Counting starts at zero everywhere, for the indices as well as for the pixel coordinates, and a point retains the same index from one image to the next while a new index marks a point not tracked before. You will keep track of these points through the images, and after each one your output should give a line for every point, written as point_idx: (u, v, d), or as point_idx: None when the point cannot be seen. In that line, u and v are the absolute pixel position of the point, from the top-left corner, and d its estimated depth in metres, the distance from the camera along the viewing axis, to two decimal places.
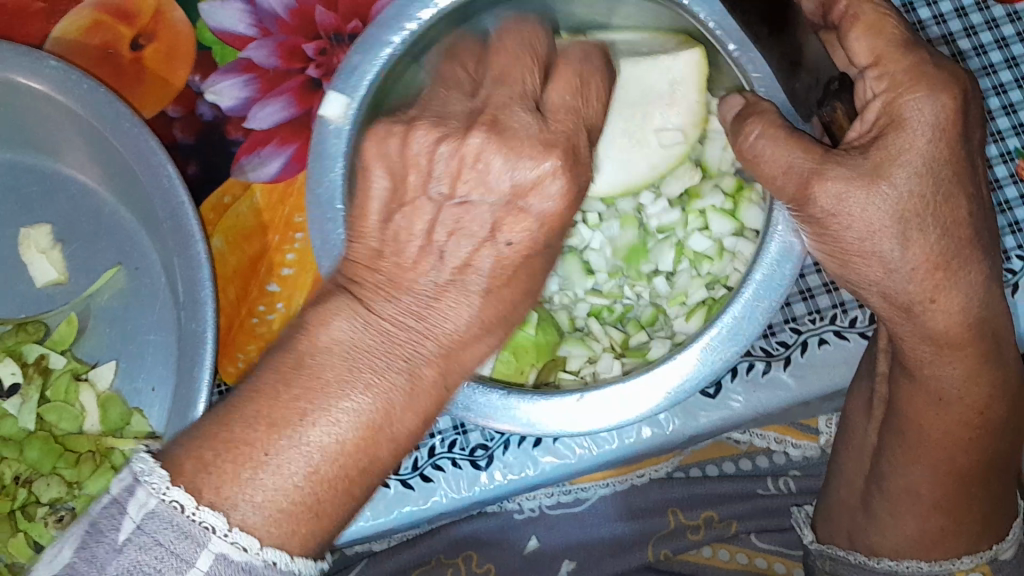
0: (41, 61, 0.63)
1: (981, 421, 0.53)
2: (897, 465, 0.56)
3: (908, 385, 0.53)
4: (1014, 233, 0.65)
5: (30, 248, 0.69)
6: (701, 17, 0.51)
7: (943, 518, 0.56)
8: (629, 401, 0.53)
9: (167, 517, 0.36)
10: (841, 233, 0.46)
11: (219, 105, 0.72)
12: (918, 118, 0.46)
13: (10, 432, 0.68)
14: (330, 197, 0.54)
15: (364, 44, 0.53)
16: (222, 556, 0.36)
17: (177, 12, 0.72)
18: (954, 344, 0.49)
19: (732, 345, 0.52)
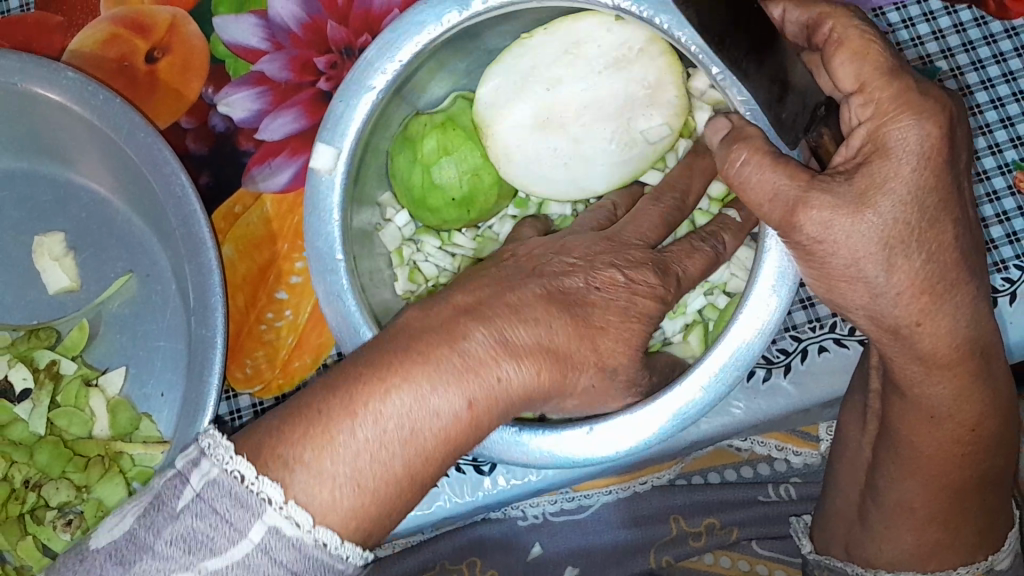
0: (59, 72, 0.65)
1: (973, 438, 0.53)
2: (890, 481, 0.57)
3: (900, 405, 0.54)
4: (1013, 244, 0.66)
5: (44, 255, 0.70)
6: (680, 38, 0.53)
7: (939, 531, 0.57)
8: (635, 435, 0.53)
9: (226, 486, 0.38)
10: (828, 259, 0.47)
11: (232, 117, 0.73)
12: (902, 147, 0.46)
13: (21, 437, 0.68)
14: (329, 244, 0.56)
15: (344, 94, 0.56)
16: (273, 529, 0.38)
17: (191, 26, 0.74)
18: (944, 364, 0.50)
19: (729, 368, 0.53)
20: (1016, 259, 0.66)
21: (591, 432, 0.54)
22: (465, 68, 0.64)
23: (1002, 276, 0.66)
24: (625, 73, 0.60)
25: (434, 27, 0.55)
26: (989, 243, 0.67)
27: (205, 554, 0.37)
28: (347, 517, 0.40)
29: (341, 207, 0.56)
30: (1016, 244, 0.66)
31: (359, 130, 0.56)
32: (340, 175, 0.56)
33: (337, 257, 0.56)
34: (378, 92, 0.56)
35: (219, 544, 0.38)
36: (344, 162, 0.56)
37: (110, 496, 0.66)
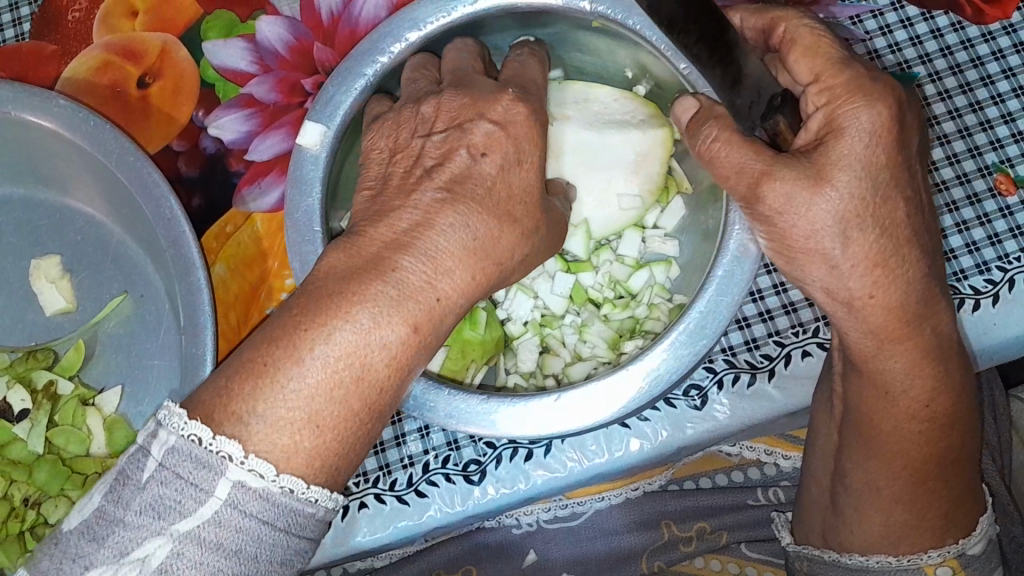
0: (50, 101, 0.66)
1: (928, 413, 0.54)
2: (855, 461, 0.58)
3: (860, 381, 0.55)
4: (994, 246, 0.67)
5: (41, 278, 0.72)
6: (652, 39, 0.58)
7: (906, 511, 0.57)
8: (599, 408, 0.55)
9: (186, 450, 0.39)
10: (789, 230, 0.49)
11: (222, 139, 0.75)
12: (855, 126, 0.49)
13: (20, 456, 0.69)
14: (308, 219, 0.57)
15: (338, 78, 0.59)
16: (238, 484, 0.39)
17: (181, 51, 0.77)
18: (895, 336, 0.52)
19: (701, 339, 0.54)
20: (998, 261, 0.67)
21: (558, 400, 0.55)
22: None
23: (984, 277, 0.67)
24: (624, 134, 0.64)
25: (426, 26, 0.59)
26: (971, 245, 0.67)
27: (175, 517, 0.39)
28: (312, 456, 0.41)
29: (322, 183, 0.58)
30: (997, 246, 0.67)
31: (348, 114, 0.59)
32: (324, 151, 0.58)
33: (314, 229, 0.57)
34: (368, 80, 0.59)
35: (189, 505, 0.39)
36: (330, 140, 0.58)
37: None
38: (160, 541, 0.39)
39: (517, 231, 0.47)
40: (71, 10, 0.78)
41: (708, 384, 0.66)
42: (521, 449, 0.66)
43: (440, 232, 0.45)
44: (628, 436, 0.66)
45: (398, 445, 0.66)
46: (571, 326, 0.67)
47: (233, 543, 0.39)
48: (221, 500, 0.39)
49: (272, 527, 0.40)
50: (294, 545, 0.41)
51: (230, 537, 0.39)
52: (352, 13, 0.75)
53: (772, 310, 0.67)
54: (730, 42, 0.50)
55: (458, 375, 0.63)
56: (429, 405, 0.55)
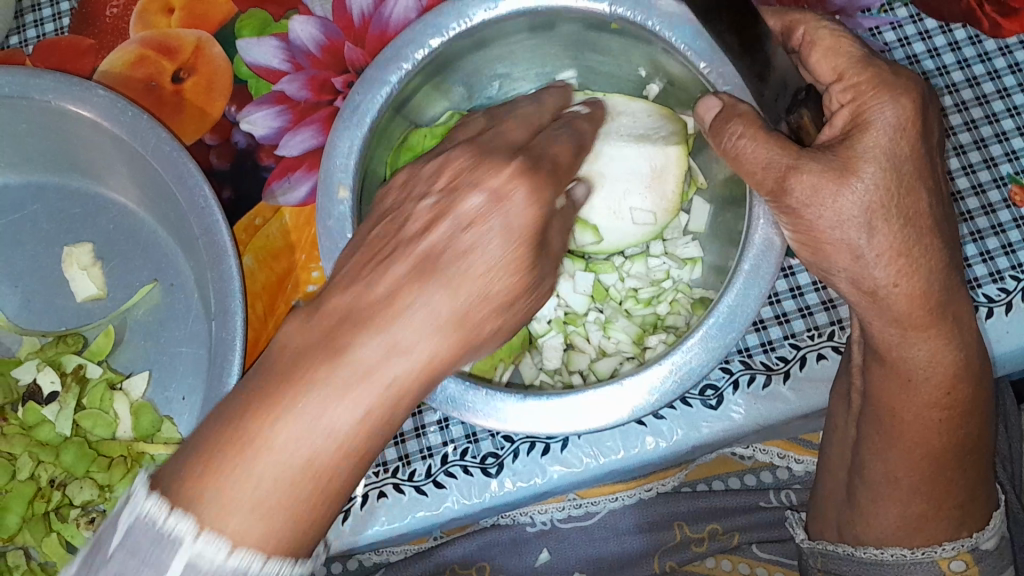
0: (90, 90, 0.68)
1: (949, 401, 0.55)
2: (874, 453, 0.59)
3: (880, 372, 0.56)
4: (1008, 255, 0.68)
5: (73, 264, 0.74)
6: (671, 40, 0.59)
7: (923, 500, 0.58)
8: (630, 399, 0.56)
9: (149, 525, 0.39)
10: (814, 221, 0.51)
11: (253, 133, 0.77)
12: (882, 121, 0.51)
13: (48, 438, 0.70)
14: (340, 226, 0.59)
15: (368, 82, 0.60)
16: (195, 557, 0.39)
17: (215, 48, 0.79)
18: (918, 325, 0.53)
19: (728, 333, 0.56)
20: (1011, 269, 0.68)
21: (590, 392, 0.56)
22: (473, 87, 0.70)
23: (998, 285, 0.68)
24: (639, 150, 0.65)
25: (451, 31, 0.61)
26: (986, 253, 0.69)
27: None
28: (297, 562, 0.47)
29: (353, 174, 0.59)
30: (1011, 255, 0.68)
31: (377, 114, 0.61)
32: (355, 153, 0.60)
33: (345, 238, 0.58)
34: (396, 85, 0.61)
35: (165, 561, 0.39)
36: (360, 142, 0.60)
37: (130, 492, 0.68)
38: None
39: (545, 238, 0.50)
40: (108, 5, 0.81)
41: (724, 384, 0.67)
42: (538, 443, 0.67)
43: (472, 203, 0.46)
44: (645, 434, 0.67)
45: (418, 435, 0.67)
46: (595, 323, 0.68)
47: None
48: (181, 566, 0.39)
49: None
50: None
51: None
52: (383, 15, 0.77)
53: (788, 313, 0.68)
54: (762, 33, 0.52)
55: (487, 373, 0.63)
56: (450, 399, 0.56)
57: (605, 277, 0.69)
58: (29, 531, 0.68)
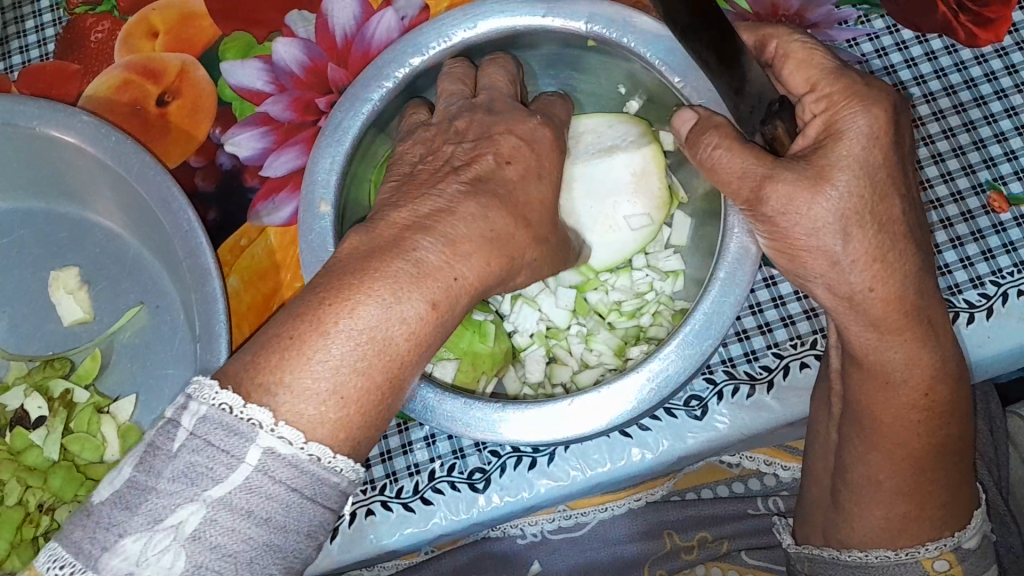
0: (73, 115, 0.69)
1: (927, 403, 0.56)
2: (856, 456, 0.59)
3: (858, 376, 0.57)
4: (988, 260, 0.69)
5: (59, 288, 0.74)
6: (646, 55, 0.60)
7: (905, 502, 0.58)
8: (612, 408, 0.56)
9: (217, 419, 0.40)
10: (790, 229, 0.51)
11: (237, 155, 0.77)
12: (855, 129, 0.51)
13: (36, 462, 0.70)
14: (321, 240, 0.59)
15: (347, 103, 0.61)
16: (270, 450, 0.40)
17: (199, 71, 0.80)
18: (893, 328, 0.53)
19: (705, 339, 0.56)
20: (991, 275, 0.68)
21: (572, 403, 0.56)
22: None
23: (978, 291, 0.68)
24: (616, 158, 0.66)
25: (429, 49, 0.61)
26: (966, 260, 0.69)
27: (207, 484, 0.39)
28: None
29: (335, 194, 0.60)
30: (991, 261, 0.69)
31: (358, 135, 0.61)
32: (336, 175, 0.60)
33: (327, 247, 0.59)
34: (376, 104, 0.61)
35: (220, 472, 0.39)
36: (341, 163, 0.60)
37: None
38: (192, 508, 0.39)
39: (529, 229, 0.50)
40: (94, 31, 0.82)
41: (708, 395, 0.67)
42: (524, 457, 0.67)
43: (459, 220, 0.47)
44: (630, 446, 0.67)
45: (405, 453, 0.67)
46: (578, 335, 0.68)
47: (263, 511, 0.39)
48: (253, 466, 0.39)
49: (301, 495, 0.40)
50: (319, 518, 0.41)
51: (260, 504, 0.39)
52: (366, 35, 0.78)
53: (770, 323, 0.68)
54: (737, 49, 0.52)
55: (469, 387, 0.64)
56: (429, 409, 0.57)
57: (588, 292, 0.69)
58: (18, 556, 0.68)
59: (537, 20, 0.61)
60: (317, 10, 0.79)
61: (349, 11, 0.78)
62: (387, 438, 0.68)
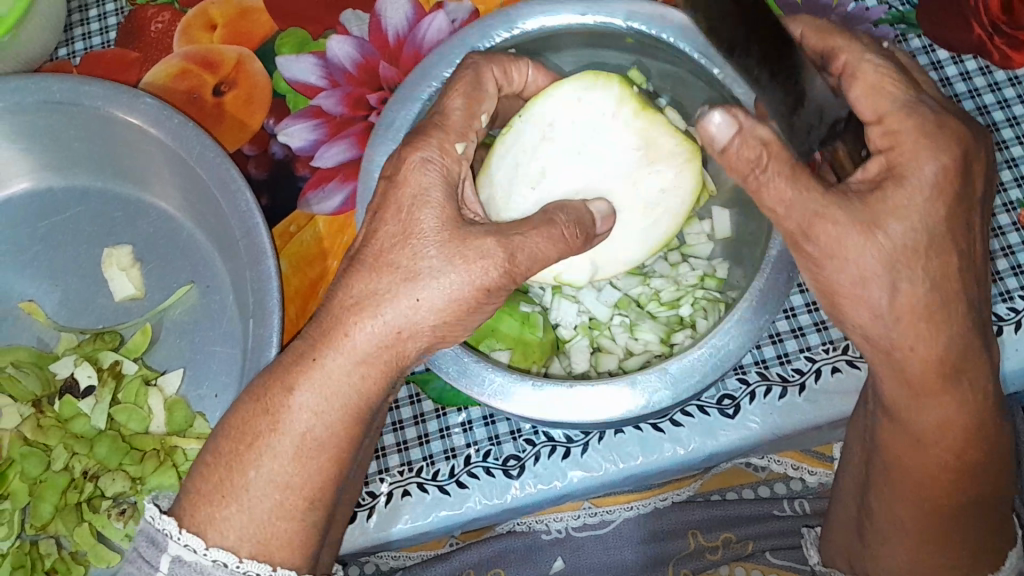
0: (138, 98, 0.71)
1: (958, 462, 0.58)
2: (883, 500, 0.62)
3: (889, 428, 0.59)
4: (1018, 274, 0.71)
5: (112, 264, 0.77)
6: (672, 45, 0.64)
7: (930, 546, 0.61)
8: (649, 390, 0.59)
9: (147, 528, 0.51)
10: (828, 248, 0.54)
11: (290, 145, 0.80)
12: (916, 140, 0.53)
13: (82, 430, 0.72)
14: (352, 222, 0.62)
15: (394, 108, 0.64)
16: (178, 558, 0.50)
17: (254, 63, 0.83)
18: (929, 390, 0.56)
19: (759, 322, 0.59)
20: (1021, 290, 0.71)
21: (630, 383, 0.58)
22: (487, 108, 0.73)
23: (1007, 304, 0.70)
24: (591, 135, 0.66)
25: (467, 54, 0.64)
26: (995, 274, 0.71)
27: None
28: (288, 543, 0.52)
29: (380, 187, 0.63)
30: (1020, 276, 0.71)
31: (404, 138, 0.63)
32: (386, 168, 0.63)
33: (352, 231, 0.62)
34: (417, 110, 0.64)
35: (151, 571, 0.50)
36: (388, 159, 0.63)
37: (161, 486, 0.70)
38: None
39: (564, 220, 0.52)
40: (153, 22, 0.85)
41: (741, 395, 0.69)
42: (559, 447, 0.69)
43: None
44: (663, 441, 0.69)
45: (442, 437, 0.70)
46: (620, 325, 0.69)
47: None
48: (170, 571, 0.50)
49: None
50: None
51: None
52: (417, 35, 0.81)
53: (804, 327, 0.71)
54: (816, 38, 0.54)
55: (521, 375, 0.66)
56: (446, 366, 0.60)
57: (621, 283, 0.70)
58: (61, 520, 0.70)
59: (577, 17, 0.64)
60: (370, 10, 0.82)
61: (400, 12, 0.82)
62: (425, 423, 0.71)
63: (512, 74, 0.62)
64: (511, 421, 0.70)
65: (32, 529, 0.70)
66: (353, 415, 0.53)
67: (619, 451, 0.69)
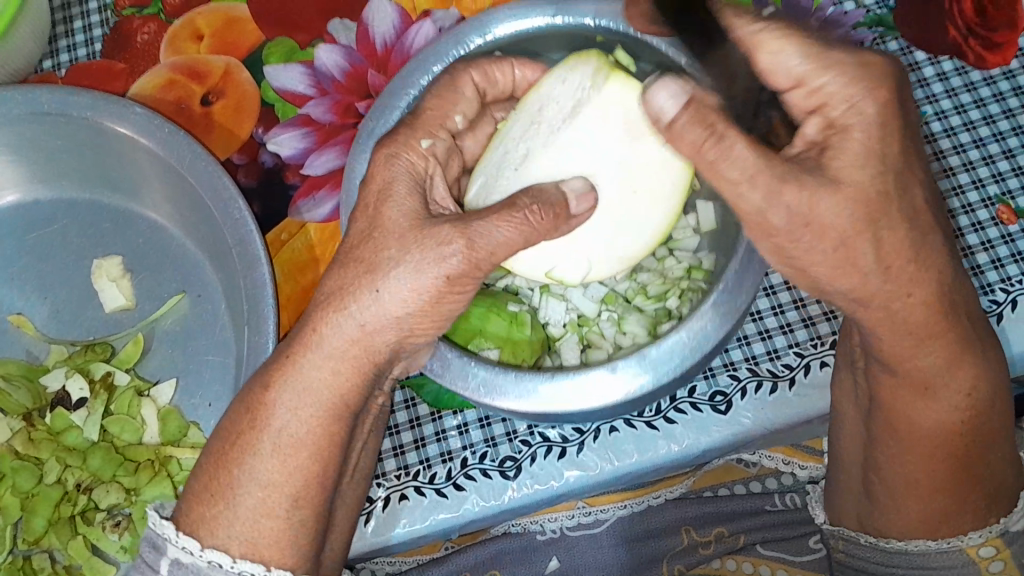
0: (127, 108, 0.71)
1: (968, 403, 0.58)
2: (889, 455, 0.61)
3: (890, 380, 0.59)
4: (998, 268, 0.72)
5: (102, 276, 0.76)
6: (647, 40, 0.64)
7: (946, 497, 0.60)
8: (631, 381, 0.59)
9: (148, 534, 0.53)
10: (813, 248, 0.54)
11: (280, 154, 0.80)
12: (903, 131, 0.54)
13: (75, 443, 0.72)
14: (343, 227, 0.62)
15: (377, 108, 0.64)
16: (175, 560, 0.51)
17: (242, 73, 0.83)
18: (932, 335, 0.56)
19: (735, 308, 0.59)
20: (1001, 283, 0.72)
21: (614, 369, 0.59)
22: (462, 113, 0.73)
23: (989, 297, 0.72)
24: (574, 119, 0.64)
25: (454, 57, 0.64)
26: (976, 267, 0.73)
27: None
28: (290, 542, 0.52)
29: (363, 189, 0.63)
30: (1000, 269, 0.72)
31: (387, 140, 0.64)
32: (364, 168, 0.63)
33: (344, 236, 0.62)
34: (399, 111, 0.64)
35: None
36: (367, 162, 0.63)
37: (156, 497, 0.69)
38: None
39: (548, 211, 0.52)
40: (139, 32, 0.85)
41: (732, 391, 0.70)
42: (555, 447, 0.70)
43: None
44: (658, 438, 0.69)
45: (438, 440, 0.71)
46: (608, 320, 0.69)
47: None
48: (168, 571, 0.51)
49: None
50: None
51: None
52: (404, 43, 0.82)
53: (792, 323, 0.72)
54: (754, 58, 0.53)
55: None
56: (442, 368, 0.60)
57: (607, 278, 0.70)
58: (55, 534, 0.70)
59: (548, 20, 0.64)
60: (356, 18, 0.82)
61: (387, 21, 0.82)
62: (421, 427, 0.71)
63: (494, 75, 0.63)
64: (506, 423, 0.71)
65: (25, 544, 0.70)
66: (339, 412, 0.53)
67: (613, 442, 0.70)
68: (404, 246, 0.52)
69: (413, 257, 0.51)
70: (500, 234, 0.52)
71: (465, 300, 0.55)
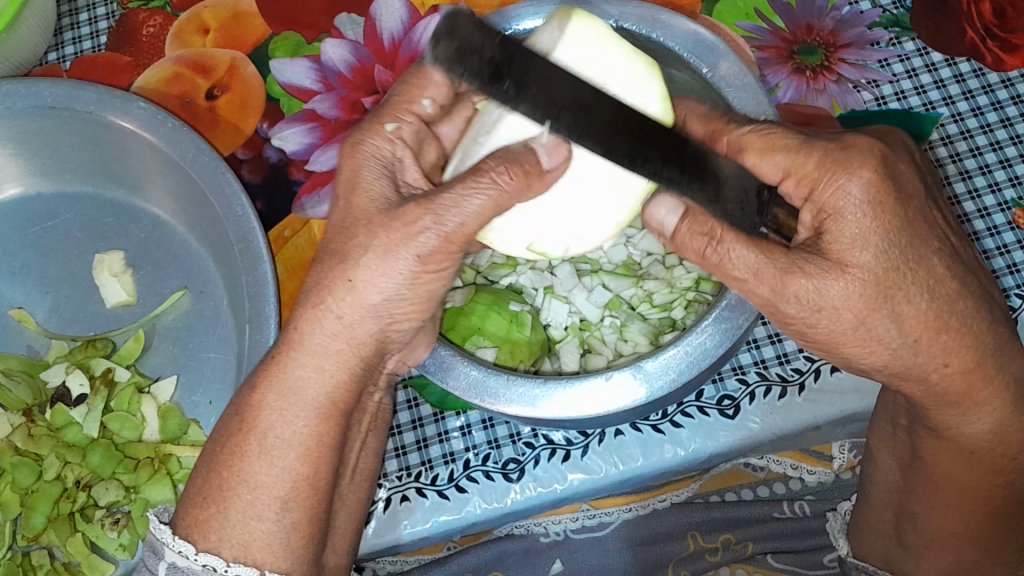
0: (131, 102, 0.70)
1: (1008, 463, 0.57)
2: (928, 505, 0.62)
3: (934, 442, 0.59)
4: (1014, 274, 0.71)
5: (104, 271, 0.75)
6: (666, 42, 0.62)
7: (968, 546, 0.62)
8: (627, 391, 0.58)
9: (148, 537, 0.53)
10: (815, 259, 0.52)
11: (284, 149, 0.79)
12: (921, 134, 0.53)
13: (75, 439, 0.71)
14: None
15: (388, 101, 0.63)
16: (172, 563, 0.51)
17: (249, 68, 0.82)
18: (977, 397, 0.54)
19: (742, 317, 0.58)
20: (1018, 289, 0.70)
21: (609, 380, 0.58)
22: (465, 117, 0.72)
23: (1005, 304, 0.70)
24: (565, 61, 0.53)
25: None
26: (992, 274, 0.71)
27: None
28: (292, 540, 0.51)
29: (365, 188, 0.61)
30: (1017, 275, 0.71)
31: None
32: None
33: None
34: None
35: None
36: None
37: (158, 496, 0.69)
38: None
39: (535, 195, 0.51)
40: (146, 25, 0.84)
41: (740, 396, 0.69)
42: (559, 450, 0.69)
43: None
44: (664, 443, 0.68)
45: (441, 441, 0.70)
46: (610, 326, 0.69)
47: None
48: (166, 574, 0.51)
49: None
50: None
51: None
52: (411, 39, 0.80)
53: None
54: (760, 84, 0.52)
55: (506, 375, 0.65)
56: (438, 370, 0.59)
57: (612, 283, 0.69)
58: (53, 531, 0.68)
59: None
60: (364, 14, 0.81)
61: (394, 16, 0.81)
62: (423, 427, 0.70)
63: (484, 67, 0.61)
64: (510, 425, 0.70)
65: (24, 540, 0.69)
66: (329, 412, 0.52)
67: (617, 449, 0.68)
68: (398, 237, 0.50)
69: (393, 244, 0.50)
70: (473, 204, 0.50)
71: (445, 279, 0.53)
